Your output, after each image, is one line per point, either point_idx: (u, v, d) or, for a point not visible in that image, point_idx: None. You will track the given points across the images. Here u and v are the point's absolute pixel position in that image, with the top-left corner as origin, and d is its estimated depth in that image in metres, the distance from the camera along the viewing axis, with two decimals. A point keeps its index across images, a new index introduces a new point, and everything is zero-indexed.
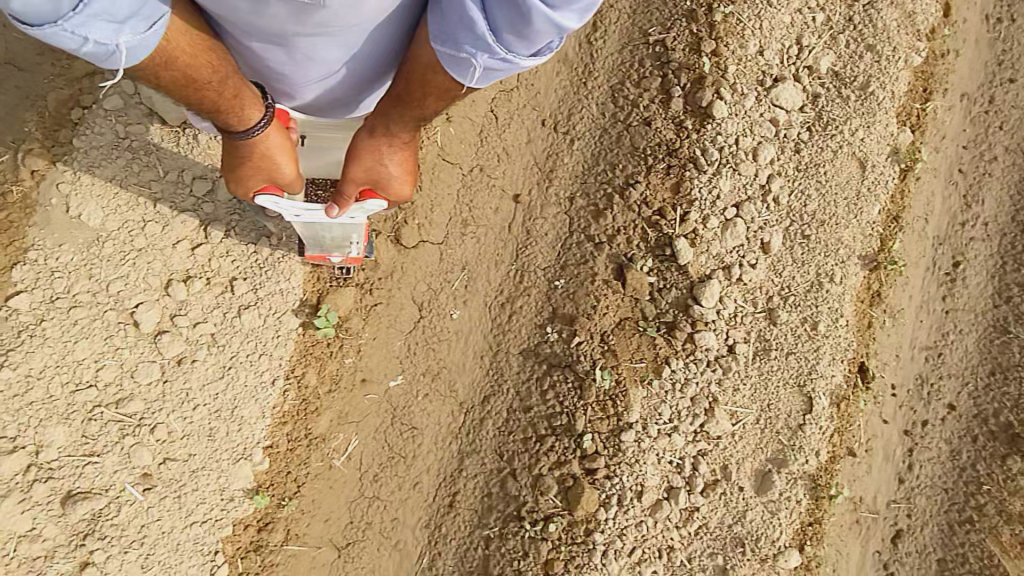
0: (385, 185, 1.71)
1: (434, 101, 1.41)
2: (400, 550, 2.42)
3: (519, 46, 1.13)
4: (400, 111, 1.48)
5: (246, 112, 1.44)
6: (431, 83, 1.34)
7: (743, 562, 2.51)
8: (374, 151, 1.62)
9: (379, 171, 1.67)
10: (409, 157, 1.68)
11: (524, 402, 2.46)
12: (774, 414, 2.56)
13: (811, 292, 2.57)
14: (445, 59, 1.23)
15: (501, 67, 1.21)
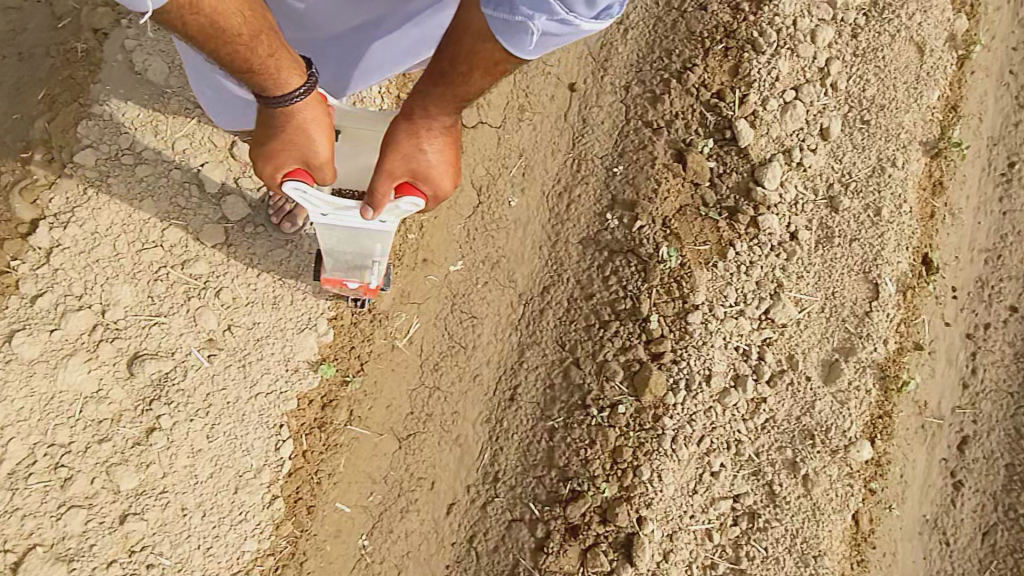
0: (424, 177, 1.56)
1: (481, 77, 1.35)
2: (461, 445, 2.34)
3: (581, 3, 1.16)
4: (441, 91, 1.42)
5: (283, 76, 1.38)
6: (478, 55, 1.29)
7: (814, 454, 2.44)
8: (413, 142, 1.52)
9: (420, 162, 1.54)
10: (450, 146, 1.58)
11: (586, 290, 2.41)
12: (840, 302, 2.50)
13: (873, 178, 2.52)
14: (499, 28, 1.21)
15: (557, 33, 1.22)
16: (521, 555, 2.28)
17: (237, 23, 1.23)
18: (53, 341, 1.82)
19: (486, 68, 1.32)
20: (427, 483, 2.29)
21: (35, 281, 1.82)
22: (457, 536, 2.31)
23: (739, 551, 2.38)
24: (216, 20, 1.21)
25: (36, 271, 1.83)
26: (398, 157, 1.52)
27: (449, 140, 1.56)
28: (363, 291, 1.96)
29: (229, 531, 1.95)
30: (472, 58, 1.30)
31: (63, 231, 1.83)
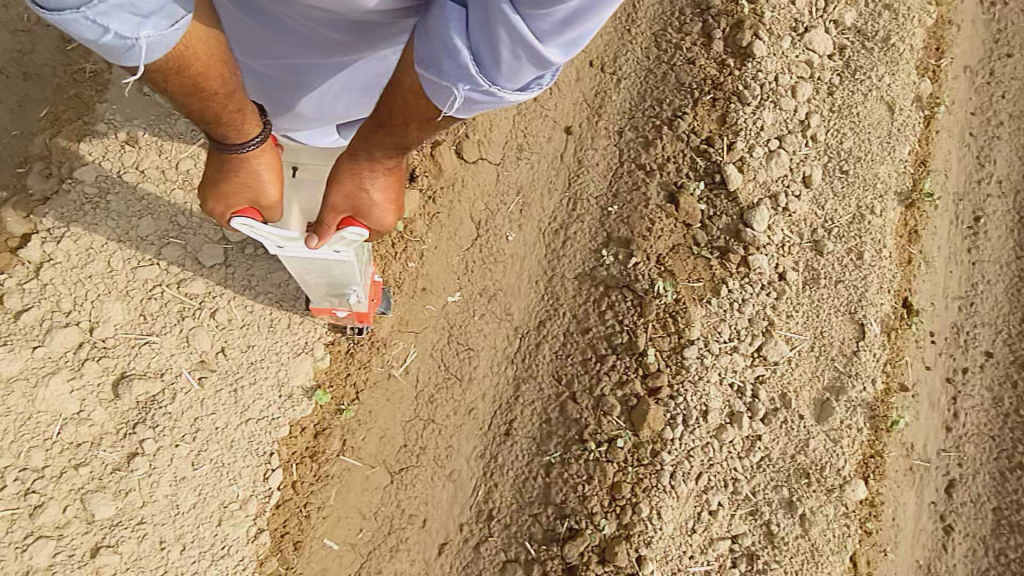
0: (367, 215, 1.44)
1: (416, 130, 1.24)
2: (454, 481, 2.26)
3: (506, 78, 0.99)
4: (382, 134, 1.30)
5: (249, 128, 1.30)
6: (411, 109, 1.17)
7: (809, 493, 2.42)
8: (356, 179, 1.39)
9: (363, 200, 1.42)
10: (396, 183, 1.46)
11: (582, 324, 2.41)
12: (828, 341, 2.55)
13: (854, 223, 2.63)
14: (427, 88, 1.07)
15: (486, 102, 1.06)
16: None
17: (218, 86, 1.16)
18: (35, 358, 1.74)
19: (421, 123, 1.20)
20: (418, 521, 2.19)
21: (21, 296, 1.75)
22: None
23: None
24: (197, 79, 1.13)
25: (23, 286, 1.76)
26: (340, 193, 1.41)
27: (395, 177, 1.44)
28: (355, 319, 1.90)
29: (209, 568, 1.83)
30: (406, 113, 1.18)
31: (56, 245, 1.77)
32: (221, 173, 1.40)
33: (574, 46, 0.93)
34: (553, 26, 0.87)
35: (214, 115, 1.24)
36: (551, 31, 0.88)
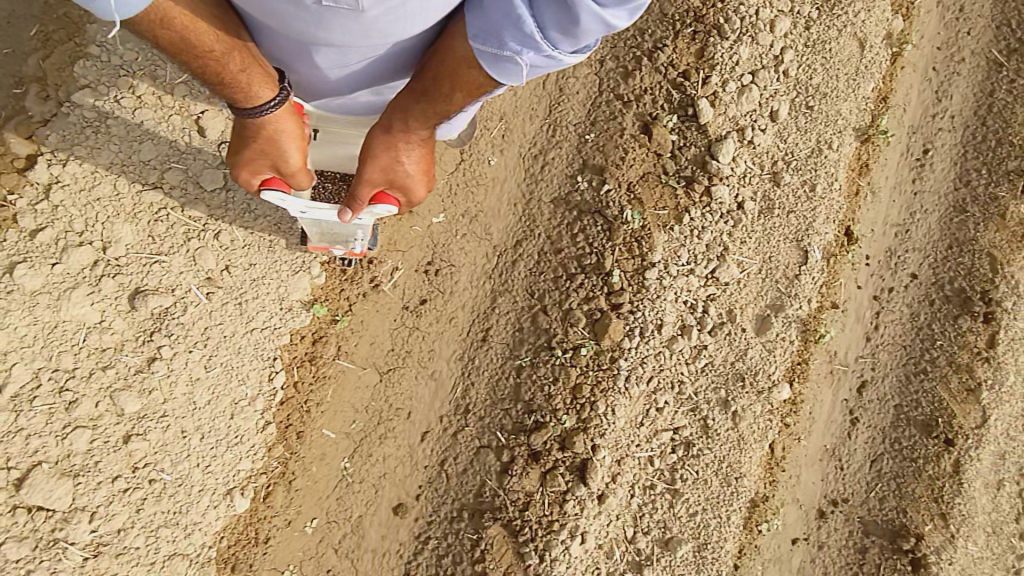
0: (403, 184, 1.63)
1: (463, 97, 1.39)
2: (436, 380, 2.57)
3: (567, 43, 1.14)
4: (426, 107, 1.43)
5: (257, 90, 1.41)
6: (461, 77, 1.32)
7: (742, 393, 2.81)
8: (393, 153, 1.56)
9: (397, 172, 1.60)
10: (427, 153, 1.61)
11: (555, 245, 2.62)
12: (774, 266, 2.82)
13: (812, 157, 2.82)
14: (487, 58, 1.22)
15: (546, 64, 1.21)
16: (487, 476, 2.56)
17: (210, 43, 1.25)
18: (54, 275, 1.88)
19: (468, 90, 1.35)
20: (404, 412, 2.52)
21: (34, 216, 1.87)
22: (430, 459, 2.59)
23: (675, 474, 2.77)
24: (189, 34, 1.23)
25: (32, 205, 1.87)
26: (377, 168, 1.59)
27: (427, 149, 1.59)
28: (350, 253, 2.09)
29: (226, 452, 2.11)
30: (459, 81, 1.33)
31: (62, 167, 1.88)
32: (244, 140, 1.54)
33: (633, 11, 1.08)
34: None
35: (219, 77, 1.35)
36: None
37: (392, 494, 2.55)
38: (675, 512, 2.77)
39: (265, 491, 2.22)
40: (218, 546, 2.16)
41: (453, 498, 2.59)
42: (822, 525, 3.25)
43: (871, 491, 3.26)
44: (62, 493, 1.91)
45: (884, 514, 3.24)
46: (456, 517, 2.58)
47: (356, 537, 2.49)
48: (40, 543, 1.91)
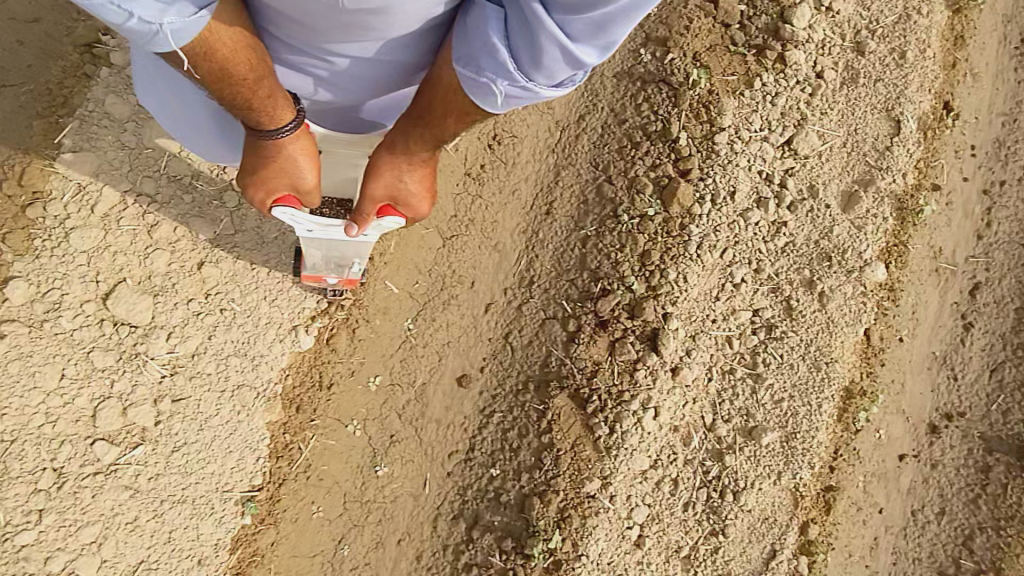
0: (404, 201, 1.68)
1: (455, 123, 1.38)
2: (499, 251, 2.53)
3: (541, 75, 1.14)
4: (423, 131, 1.46)
5: (279, 113, 1.41)
6: (451, 105, 1.32)
7: (830, 273, 2.59)
8: (393, 170, 1.60)
9: (399, 190, 1.64)
10: (429, 174, 1.66)
11: (619, 117, 2.55)
12: (861, 138, 2.62)
13: (899, 24, 2.65)
14: (467, 82, 1.22)
15: (523, 98, 1.21)
16: (553, 347, 2.47)
17: (246, 72, 1.24)
18: (142, 104, 2.04)
19: (459, 117, 1.35)
20: (467, 282, 2.49)
21: (125, 52, 2.05)
22: (494, 332, 2.52)
23: (756, 359, 2.58)
24: (226, 63, 1.21)
25: (122, 43, 2.05)
26: (380, 185, 1.63)
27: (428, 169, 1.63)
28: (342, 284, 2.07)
29: (292, 287, 2.19)
30: (443, 106, 1.33)
31: None
32: (257, 161, 1.53)
33: (607, 48, 1.08)
34: (586, 28, 1.02)
35: (246, 101, 1.33)
36: (583, 33, 1.03)
37: (456, 365, 2.49)
38: (759, 399, 2.56)
39: (328, 333, 2.27)
40: (283, 384, 2.21)
41: (518, 371, 2.50)
42: (936, 444, 2.90)
43: (992, 403, 2.90)
44: (143, 307, 2.03)
45: (1007, 429, 2.88)
46: (520, 390, 2.49)
47: (420, 405, 2.45)
48: (124, 354, 2.03)
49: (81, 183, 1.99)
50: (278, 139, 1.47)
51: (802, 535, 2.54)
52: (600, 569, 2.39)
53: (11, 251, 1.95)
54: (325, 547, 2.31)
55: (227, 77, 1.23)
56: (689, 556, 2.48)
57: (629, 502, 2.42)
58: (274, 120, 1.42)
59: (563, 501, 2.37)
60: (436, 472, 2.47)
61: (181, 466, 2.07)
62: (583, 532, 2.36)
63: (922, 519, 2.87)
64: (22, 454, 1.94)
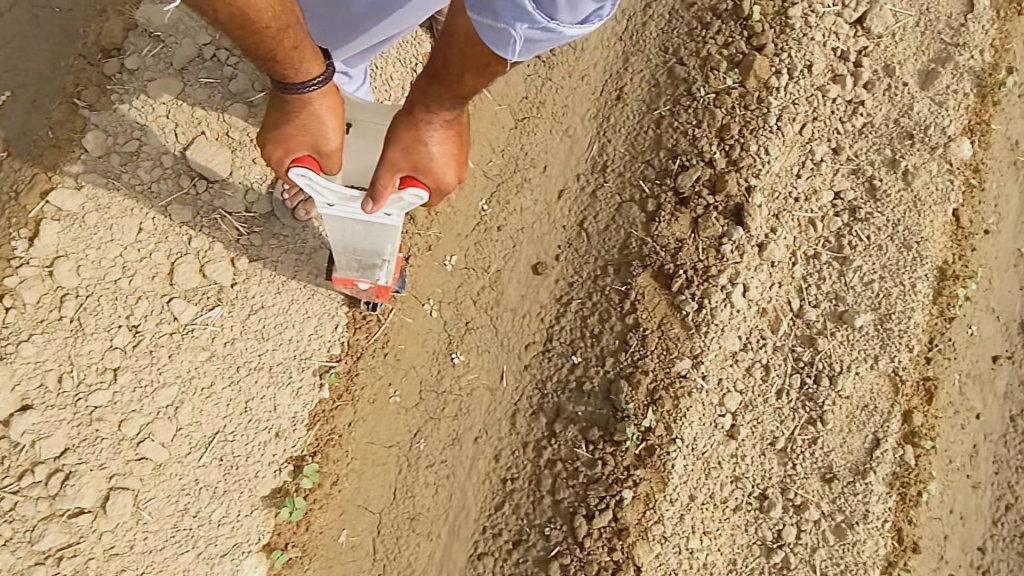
0: (427, 171, 1.52)
1: (472, 78, 1.31)
2: (571, 136, 2.46)
3: (562, 11, 1.04)
4: (440, 87, 1.38)
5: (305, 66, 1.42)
6: (468, 58, 1.25)
7: (911, 151, 2.49)
8: (415, 134, 1.49)
9: (422, 154, 1.50)
10: (453, 139, 1.54)
11: (687, 2, 2.51)
12: (933, 18, 2.58)
13: None
14: (484, 31, 1.14)
15: (547, 39, 1.12)
16: (632, 228, 2.37)
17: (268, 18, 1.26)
18: None
19: (477, 71, 1.27)
20: (540, 165, 2.42)
21: None
22: (568, 220, 2.42)
23: (842, 242, 2.45)
24: (246, 8, 1.21)
25: None
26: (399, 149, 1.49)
27: (452, 133, 1.53)
28: (375, 293, 1.96)
29: None
30: (461, 60, 1.26)
31: None
32: (281, 116, 1.53)
33: None
34: None
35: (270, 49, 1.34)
36: None
37: (531, 252, 2.38)
38: (848, 281, 2.42)
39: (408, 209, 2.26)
40: None
41: (596, 257, 2.39)
42: None
43: None
44: (221, 159, 1.98)
45: None
46: (600, 275, 2.37)
47: (494, 293, 2.34)
48: (200, 210, 1.97)
49: (159, 35, 1.98)
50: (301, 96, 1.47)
51: (906, 424, 2.37)
52: (694, 458, 2.23)
53: (88, 104, 1.94)
54: (398, 441, 2.19)
55: (250, 25, 1.25)
56: (785, 448, 2.32)
57: (720, 388, 2.28)
58: (298, 73, 1.43)
59: (653, 383, 2.23)
60: (513, 364, 2.33)
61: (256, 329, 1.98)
62: (675, 413, 2.22)
63: (1022, 424, 2.66)
64: (98, 309, 1.88)
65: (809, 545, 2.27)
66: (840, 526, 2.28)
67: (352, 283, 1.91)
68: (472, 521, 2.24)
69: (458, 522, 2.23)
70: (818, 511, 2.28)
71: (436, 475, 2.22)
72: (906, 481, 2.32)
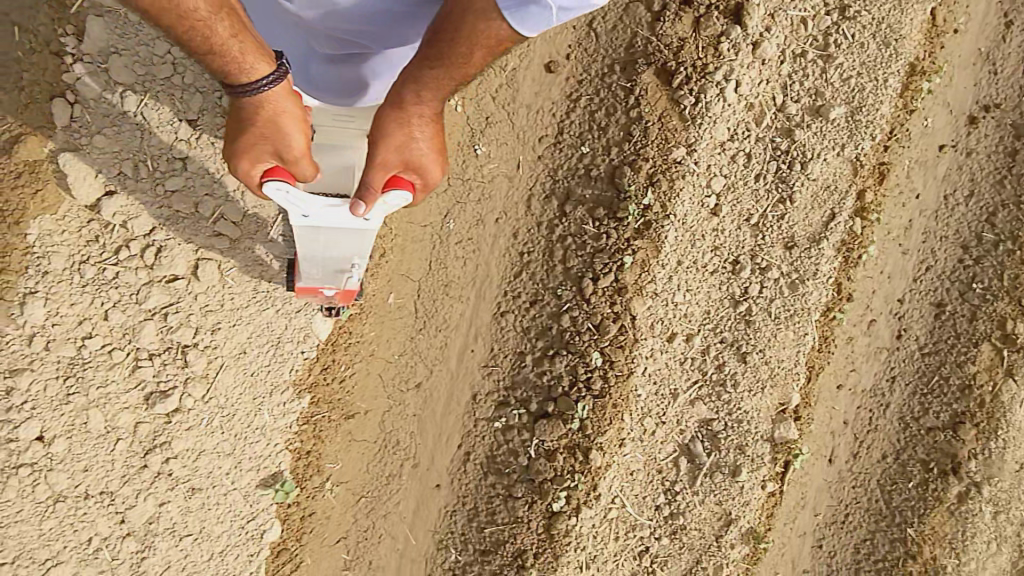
0: (415, 171, 1.82)
1: (482, 53, 1.59)
2: None
3: None
4: (438, 71, 1.64)
5: (249, 64, 1.60)
6: (482, 31, 1.54)
7: None
8: (403, 133, 1.76)
9: (411, 152, 1.78)
10: (437, 133, 1.82)
11: None
12: None
13: None
14: (517, 11, 1.47)
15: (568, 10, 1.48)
16: (639, 28, 2.57)
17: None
18: None
19: (485, 42, 1.55)
20: None
21: None
22: (578, 22, 2.63)
23: (828, 40, 2.69)
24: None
25: None
26: (392, 149, 1.76)
27: (436, 128, 1.80)
28: (338, 297, 2.09)
29: None
30: (475, 32, 1.54)
31: None
32: (246, 131, 1.70)
33: None
34: None
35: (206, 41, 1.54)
36: None
37: (543, 52, 2.61)
38: (828, 78, 2.70)
39: None
40: None
41: (603, 57, 2.62)
42: (971, 133, 3.16)
43: None
44: None
45: None
46: (607, 73, 2.61)
47: (511, 90, 2.61)
48: None
49: None
50: (251, 99, 1.63)
51: (858, 201, 2.80)
52: (682, 232, 2.66)
53: None
54: (433, 221, 2.59)
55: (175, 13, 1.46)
56: (758, 224, 2.77)
57: (708, 173, 2.66)
58: (249, 73, 1.61)
59: (652, 169, 2.58)
60: (527, 159, 2.65)
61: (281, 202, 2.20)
62: (670, 193, 2.60)
63: (953, 202, 3.20)
64: (157, 106, 2.08)
65: (769, 297, 2.82)
66: (794, 282, 2.81)
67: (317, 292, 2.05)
68: (494, 288, 2.71)
69: (484, 288, 2.70)
70: (778, 272, 2.81)
71: (464, 250, 2.63)
72: (851, 245, 2.82)
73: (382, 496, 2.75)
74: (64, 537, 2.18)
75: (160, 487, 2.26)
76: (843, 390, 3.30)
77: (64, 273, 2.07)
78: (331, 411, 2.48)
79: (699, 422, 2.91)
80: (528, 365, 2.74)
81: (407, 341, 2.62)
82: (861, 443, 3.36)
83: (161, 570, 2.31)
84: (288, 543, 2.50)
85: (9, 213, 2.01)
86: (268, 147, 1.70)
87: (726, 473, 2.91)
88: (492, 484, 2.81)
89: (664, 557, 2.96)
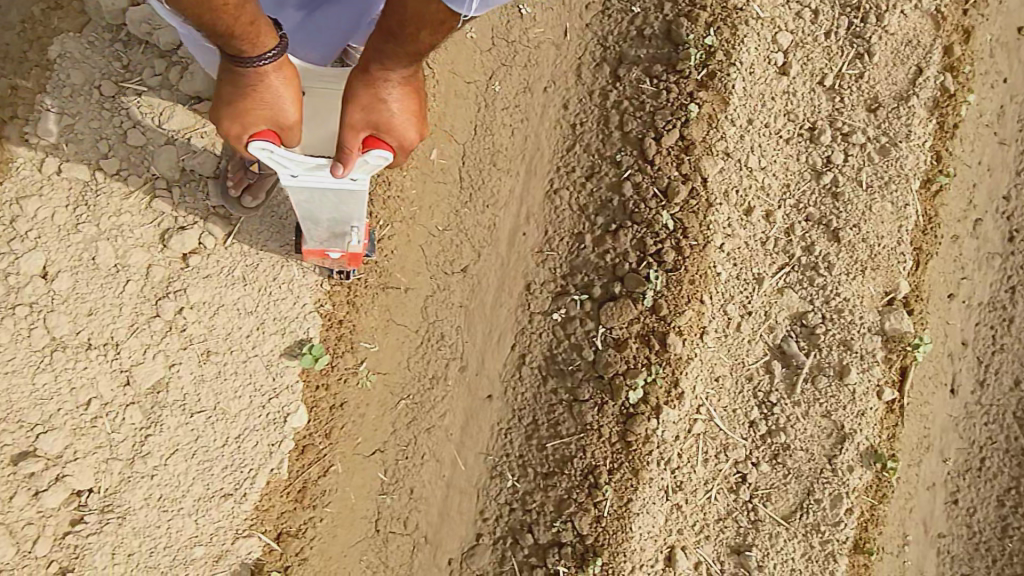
0: (387, 129, 1.51)
1: (428, 34, 1.33)
2: None
3: None
4: (396, 47, 1.39)
5: (261, 43, 1.38)
6: (423, 15, 1.27)
7: None
8: (372, 92, 1.48)
9: (383, 113, 1.49)
10: (410, 94, 1.55)
11: None
12: None
13: None
14: None
15: None
16: None
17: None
18: None
19: (432, 27, 1.29)
20: None
21: None
22: None
23: None
24: None
25: None
26: (359, 109, 1.47)
27: (410, 89, 1.54)
28: (347, 262, 1.93)
29: None
30: (417, 20, 1.28)
31: None
32: (239, 95, 1.47)
33: None
34: None
35: (227, 29, 1.31)
36: None
37: None
38: None
39: None
40: None
41: None
42: None
43: None
44: None
45: None
46: None
47: None
48: None
49: None
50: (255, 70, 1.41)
51: (945, 57, 2.55)
52: (751, 84, 2.47)
53: None
54: (476, 79, 2.43)
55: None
56: (833, 85, 2.52)
57: (772, 26, 2.50)
58: (254, 47, 1.38)
59: (710, 17, 2.43)
60: (575, 27, 2.50)
61: (268, 194, 2.01)
62: (733, 42, 2.44)
63: None
64: None
65: (856, 166, 2.50)
66: (884, 147, 2.49)
67: (323, 254, 1.88)
68: (546, 163, 2.46)
69: (535, 162, 2.45)
70: (864, 137, 2.50)
71: (512, 117, 2.44)
72: (943, 108, 2.53)
73: (424, 403, 2.31)
74: (59, 397, 1.90)
75: (171, 344, 1.98)
76: (955, 302, 2.62)
77: (81, 88, 1.94)
78: (366, 276, 2.25)
79: (791, 317, 2.48)
80: (588, 246, 2.41)
81: (452, 214, 2.38)
82: (986, 368, 2.62)
83: (167, 453, 1.99)
84: (315, 438, 2.15)
85: (36, 33, 1.96)
86: (266, 120, 1.49)
87: (831, 375, 2.44)
88: (553, 390, 2.38)
89: (765, 490, 2.41)
